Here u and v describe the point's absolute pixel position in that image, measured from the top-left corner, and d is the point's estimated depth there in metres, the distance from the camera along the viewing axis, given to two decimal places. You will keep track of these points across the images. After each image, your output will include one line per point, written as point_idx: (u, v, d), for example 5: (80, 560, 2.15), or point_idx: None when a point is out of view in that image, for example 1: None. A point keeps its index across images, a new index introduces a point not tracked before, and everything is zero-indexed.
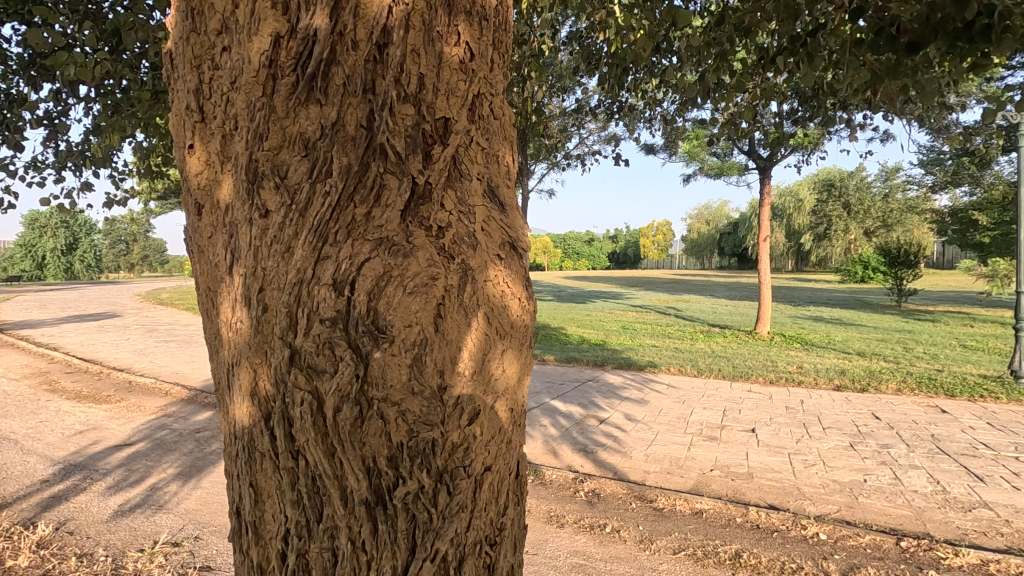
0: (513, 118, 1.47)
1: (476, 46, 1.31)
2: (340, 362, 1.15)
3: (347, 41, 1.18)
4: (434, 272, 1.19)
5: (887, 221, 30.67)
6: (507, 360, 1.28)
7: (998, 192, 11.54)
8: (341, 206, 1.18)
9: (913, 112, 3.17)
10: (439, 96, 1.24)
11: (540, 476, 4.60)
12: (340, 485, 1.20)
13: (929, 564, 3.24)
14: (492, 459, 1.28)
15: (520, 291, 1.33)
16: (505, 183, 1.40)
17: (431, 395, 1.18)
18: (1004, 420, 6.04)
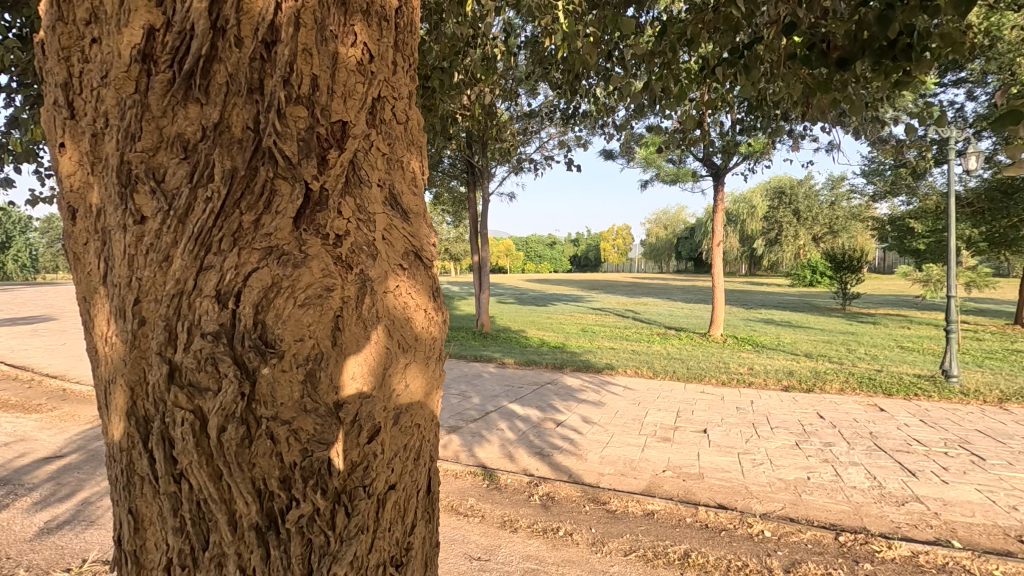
0: (421, 122, 1.46)
1: (376, 47, 1.29)
2: (224, 379, 1.11)
3: (229, 38, 1.12)
4: (329, 282, 1.17)
5: (833, 227, 32.11)
6: (410, 375, 1.28)
7: (931, 203, 12.50)
8: (226, 212, 1.13)
9: (849, 125, 3.34)
10: (335, 99, 1.21)
11: (496, 481, 4.58)
12: (227, 510, 1.16)
13: (864, 557, 3.37)
14: (396, 477, 1.28)
15: (425, 301, 1.33)
16: (408, 190, 1.38)
17: (325, 413, 1.16)
18: (936, 418, 6.38)
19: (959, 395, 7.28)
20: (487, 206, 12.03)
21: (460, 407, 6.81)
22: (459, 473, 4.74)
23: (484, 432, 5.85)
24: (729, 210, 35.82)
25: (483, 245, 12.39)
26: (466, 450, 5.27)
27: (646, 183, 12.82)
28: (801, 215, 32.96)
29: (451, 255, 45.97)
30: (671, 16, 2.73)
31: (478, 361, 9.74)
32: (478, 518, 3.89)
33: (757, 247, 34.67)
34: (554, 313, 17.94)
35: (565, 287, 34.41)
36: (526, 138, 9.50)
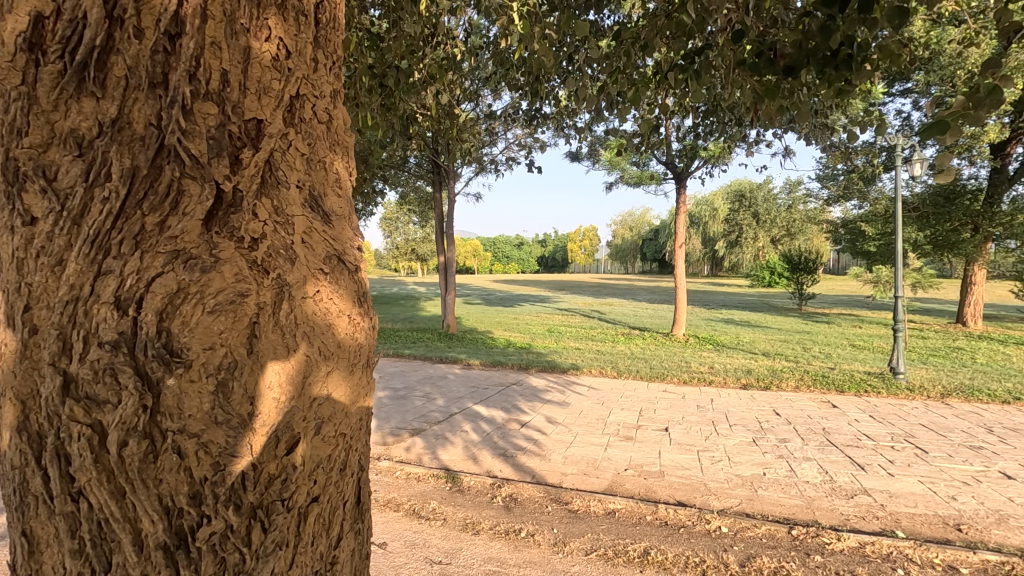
0: (345, 121, 1.45)
1: (293, 42, 1.26)
2: (124, 392, 1.08)
3: (128, 28, 1.08)
4: (242, 288, 1.16)
5: (790, 230, 33.20)
6: (332, 383, 1.28)
7: (881, 207, 13.07)
8: (126, 214, 1.10)
9: (801, 131, 3.44)
10: (247, 96, 1.19)
11: (458, 483, 4.55)
12: (133, 529, 1.12)
13: (815, 550, 3.48)
14: (319, 488, 1.28)
15: (348, 305, 1.33)
16: (331, 192, 1.37)
17: (237, 424, 1.15)
18: (884, 413, 6.65)
19: (906, 390, 7.63)
20: (453, 206, 11.98)
21: (424, 409, 6.74)
22: (422, 476, 4.68)
23: (447, 434, 5.81)
24: (692, 212, 36.67)
25: (449, 246, 12.32)
26: (429, 453, 5.22)
27: (611, 185, 12.99)
28: (760, 217, 34.02)
29: (418, 256, 45.57)
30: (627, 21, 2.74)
31: (444, 362, 9.67)
32: (440, 521, 3.86)
33: (718, 249, 35.58)
34: (520, 314, 17.96)
35: (532, 288, 34.54)
36: (492, 139, 9.50)
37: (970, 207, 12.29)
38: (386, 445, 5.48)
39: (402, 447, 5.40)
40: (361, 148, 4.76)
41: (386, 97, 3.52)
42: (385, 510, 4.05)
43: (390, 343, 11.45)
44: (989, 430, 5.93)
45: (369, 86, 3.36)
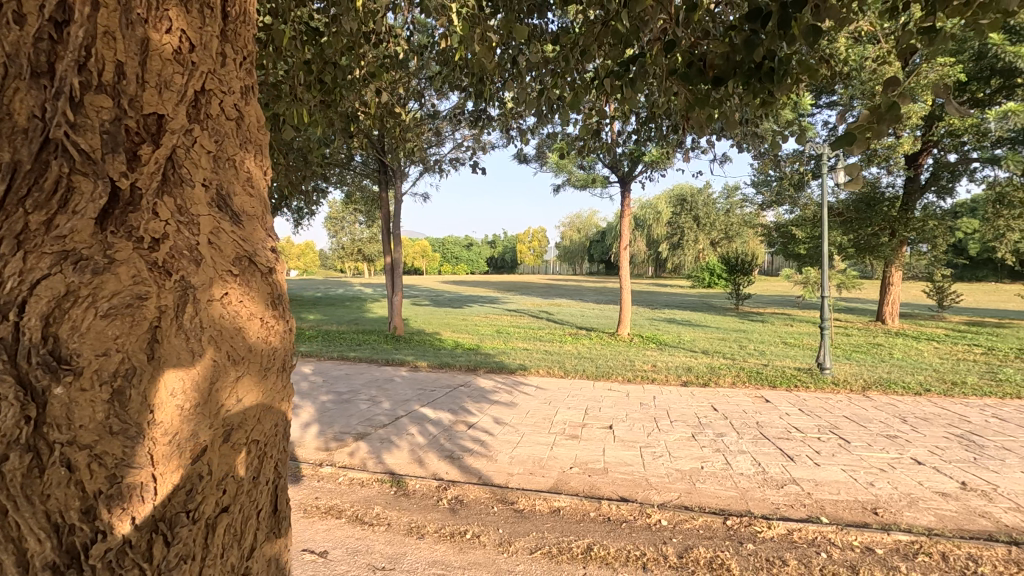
0: (254, 118, 1.52)
1: (197, 36, 1.33)
2: (5, 402, 1.09)
3: (6, 15, 1.14)
4: (141, 290, 1.19)
5: (728, 233, 34.73)
6: (241, 389, 1.33)
7: (810, 212, 13.88)
8: (9, 211, 1.13)
9: (736, 136, 3.60)
10: (146, 91, 1.25)
11: (404, 487, 4.48)
12: (18, 550, 1.12)
13: (747, 538, 3.65)
14: (228, 498, 1.32)
15: (260, 308, 1.39)
16: (241, 191, 1.43)
17: (135, 433, 1.18)
18: (811, 406, 7.06)
19: (831, 385, 8.13)
20: (400, 206, 11.80)
21: (369, 413, 6.61)
22: (366, 481, 4.59)
23: (393, 437, 5.72)
24: (636, 215, 37.67)
25: (396, 246, 12.13)
26: (373, 457, 5.12)
27: (558, 187, 13.17)
28: (700, 221, 35.35)
29: (365, 256, 44.62)
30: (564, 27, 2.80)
31: (390, 365, 9.50)
32: (384, 526, 3.79)
33: (661, 251, 36.70)
34: (469, 315, 17.89)
35: (481, 289, 34.51)
36: (440, 139, 9.42)
37: (888, 214, 13.24)
38: (329, 450, 5.32)
39: (346, 452, 5.27)
40: (302, 145, 4.61)
41: (327, 94, 3.43)
42: (326, 517, 3.93)
43: (334, 346, 11.13)
44: (903, 420, 6.41)
45: (308, 82, 3.25)
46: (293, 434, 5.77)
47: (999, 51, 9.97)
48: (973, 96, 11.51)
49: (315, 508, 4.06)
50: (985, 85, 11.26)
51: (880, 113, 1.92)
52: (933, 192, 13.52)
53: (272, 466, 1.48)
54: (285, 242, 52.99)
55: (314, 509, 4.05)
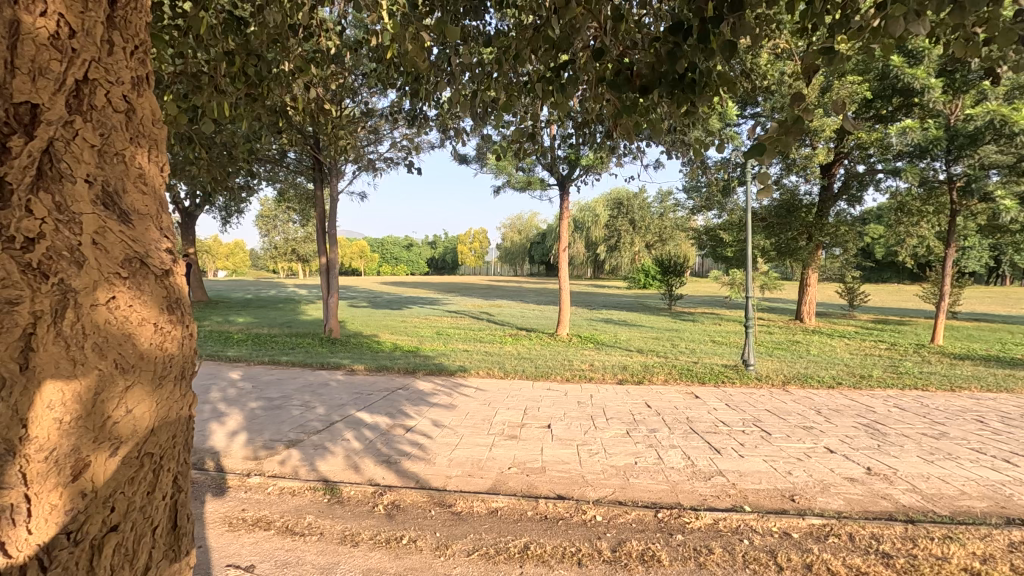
0: (148, 110, 1.43)
1: (78, 21, 1.24)
2: None
3: None
4: (11, 294, 1.13)
5: (662, 236, 36.11)
6: (131, 400, 1.28)
7: (736, 217, 14.66)
8: None
9: (667, 142, 3.77)
10: (18, 78, 1.16)
11: (338, 494, 4.35)
12: None
13: (677, 530, 3.79)
14: (118, 517, 1.27)
15: (154, 313, 1.34)
16: (133, 188, 1.35)
17: (7, 449, 1.13)
18: (737, 401, 7.45)
19: (755, 380, 8.61)
20: (336, 204, 11.47)
21: (302, 419, 6.37)
22: (297, 490, 4.41)
23: (327, 443, 5.54)
24: (575, 218, 38.50)
25: (332, 247, 11.76)
26: (306, 465, 4.94)
27: (498, 189, 13.24)
28: (636, 224, 36.54)
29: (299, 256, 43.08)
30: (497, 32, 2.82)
31: (325, 368, 9.21)
32: (316, 536, 3.66)
33: (599, 253, 37.64)
34: (408, 317, 17.62)
35: (421, 290, 34.14)
36: (377, 137, 9.23)
37: (805, 219, 14.19)
38: (257, 459, 5.08)
39: (276, 460, 5.05)
40: (228, 137, 4.39)
41: (253, 87, 3.30)
42: (253, 530, 3.75)
43: (265, 350, 10.66)
44: (818, 412, 6.88)
45: (232, 73, 3.11)
46: (218, 443, 5.47)
47: (899, 73, 10.96)
48: (877, 113, 12.56)
49: (241, 520, 3.86)
50: (887, 103, 12.32)
51: (788, 125, 2.08)
52: (845, 200, 14.59)
53: (170, 481, 1.43)
54: (213, 241, 50.22)
55: (240, 521, 3.85)
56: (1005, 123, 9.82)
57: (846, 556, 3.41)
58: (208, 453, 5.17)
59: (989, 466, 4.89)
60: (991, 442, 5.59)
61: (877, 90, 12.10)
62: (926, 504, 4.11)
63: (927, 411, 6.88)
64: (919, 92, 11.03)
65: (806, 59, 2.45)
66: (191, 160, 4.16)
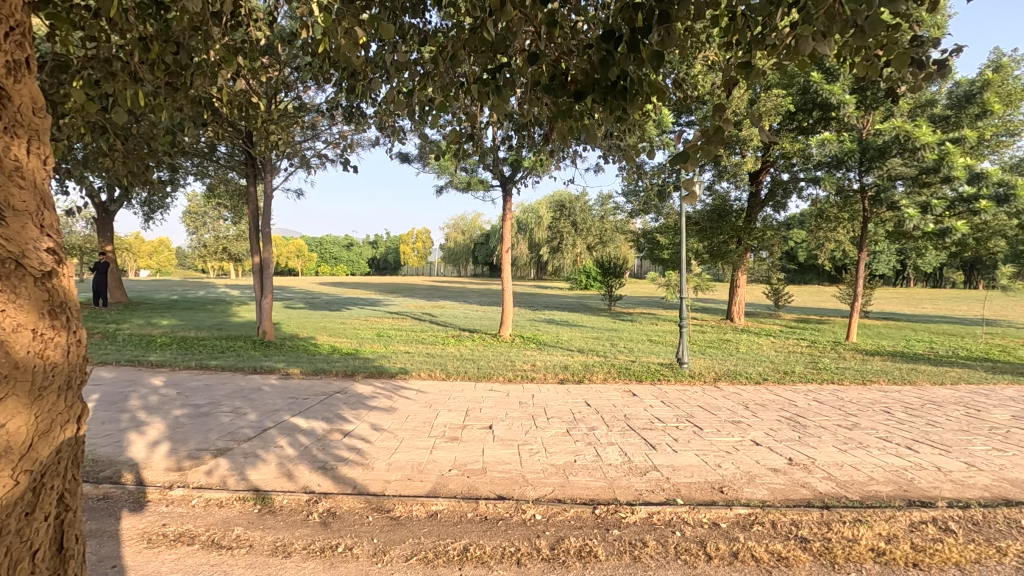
0: (26, 96, 1.38)
1: None
2: None
3: None
4: None
5: (603, 239, 37.01)
6: (4, 412, 1.23)
7: (671, 220, 15.21)
8: None
9: (604, 146, 3.88)
10: None
11: (269, 503, 4.17)
12: None
13: (613, 524, 3.89)
14: None
15: (32, 318, 1.32)
16: (9, 185, 1.31)
17: None
18: (671, 398, 7.73)
19: (688, 377, 8.98)
20: (269, 201, 11.01)
21: (232, 426, 6.07)
22: (225, 501, 4.19)
23: (258, 451, 5.30)
24: (519, 219, 38.80)
25: (265, 246, 11.28)
26: (235, 474, 4.71)
27: (440, 189, 13.14)
28: (578, 226, 37.25)
29: (232, 255, 41.04)
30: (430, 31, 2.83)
31: (258, 373, 8.81)
32: (245, 548, 3.50)
33: (542, 254, 38.09)
34: (348, 318, 17.16)
35: (362, 291, 33.42)
36: (315, 133, 8.96)
37: (735, 224, 14.89)
38: (181, 470, 4.79)
39: (202, 471, 4.78)
40: (147, 127, 4.11)
41: (174, 76, 3.14)
42: (175, 545, 3.53)
43: (192, 354, 10.08)
44: (745, 407, 7.25)
45: (149, 61, 2.94)
46: (137, 455, 5.11)
47: (818, 88, 11.74)
48: (799, 124, 13.39)
49: (162, 536, 3.63)
50: (808, 116, 13.05)
51: (709, 135, 2.21)
52: (771, 206, 15.26)
53: (53, 500, 1.39)
54: (133, 237, 46.86)
55: (161, 537, 3.62)
56: (908, 138, 10.80)
57: (769, 542, 3.61)
58: (125, 465, 4.82)
59: (894, 452, 5.32)
60: (895, 431, 6.08)
61: (799, 104, 12.87)
62: (840, 490, 4.42)
63: (842, 404, 7.40)
64: (835, 107, 11.84)
65: (727, 72, 2.60)
66: (103, 150, 3.87)
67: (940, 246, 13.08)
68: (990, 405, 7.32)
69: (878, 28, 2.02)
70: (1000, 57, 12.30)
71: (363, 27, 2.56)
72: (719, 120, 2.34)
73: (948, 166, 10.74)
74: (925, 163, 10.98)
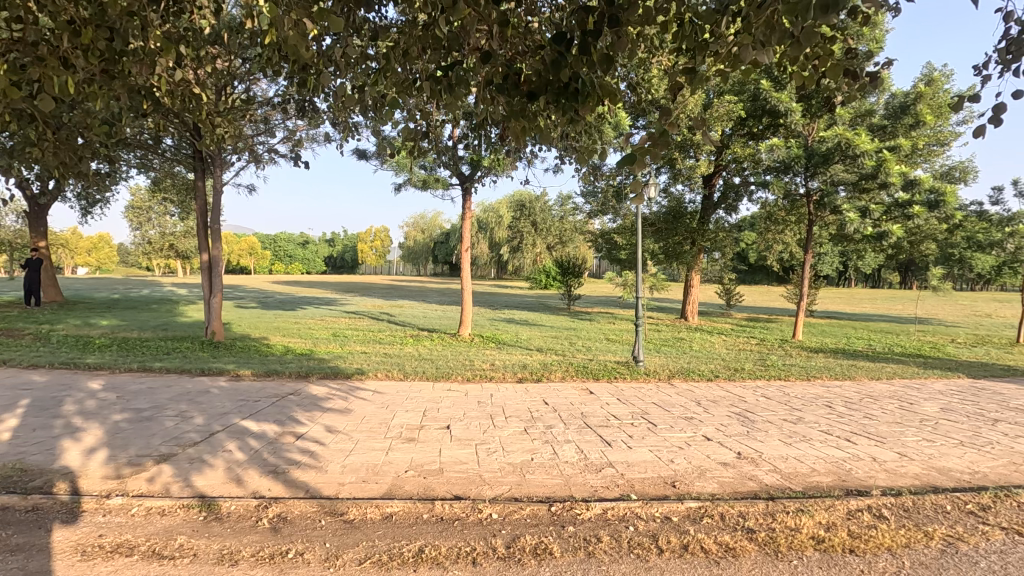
0: None
1: None
2: None
3: None
4: None
5: (562, 239, 37.47)
6: None
7: (628, 221, 15.51)
8: None
9: (558, 145, 3.93)
10: None
11: (216, 510, 4.02)
12: None
13: (568, 522, 3.93)
14: None
15: None
16: None
17: None
18: (627, 395, 7.89)
19: (644, 375, 9.17)
20: (219, 196, 10.61)
21: (177, 430, 5.82)
22: (168, 509, 4.02)
23: (205, 456, 5.10)
24: (479, 218, 38.89)
25: (214, 243, 10.88)
26: (180, 481, 4.51)
27: (398, 187, 12.98)
28: (538, 226, 37.52)
29: (179, 252, 39.36)
30: (381, 27, 2.80)
31: (206, 375, 8.48)
32: (189, 558, 3.36)
33: (502, 254, 38.15)
34: (303, 318, 16.72)
35: (318, 290, 32.67)
36: (268, 128, 8.71)
37: (689, 225, 15.33)
38: (120, 477, 4.56)
39: (143, 478, 4.56)
40: (81, 116, 3.87)
41: (109, 63, 3.01)
42: (113, 557, 3.35)
43: (134, 356, 9.61)
44: (698, 403, 7.47)
45: (81, 47, 2.82)
46: (71, 462, 4.84)
47: (767, 96, 12.22)
48: (750, 130, 13.87)
49: (97, 548, 3.44)
50: (758, 122, 13.57)
51: (656, 138, 2.29)
52: (723, 209, 15.85)
53: None
54: (70, 232, 44.22)
55: (97, 549, 3.43)
56: (849, 146, 11.32)
57: (717, 534, 3.73)
58: (58, 474, 4.55)
59: (834, 445, 5.59)
60: (836, 424, 6.39)
61: (750, 110, 13.33)
62: (785, 482, 4.61)
63: (788, 399, 7.71)
64: (783, 114, 12.33)
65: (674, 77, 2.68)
66: (31, 140, 3.65)
67: (878, 249, 13.80)
68: (921, 398, 7.78)
69: (811, 40, 2.13)
70: (932, 71, 13.10)
71: (312, 21, 2.51)
72: (667, 124, 2.42)
73: (885, 172, 11.37)
74: (864, 170, 11.57)
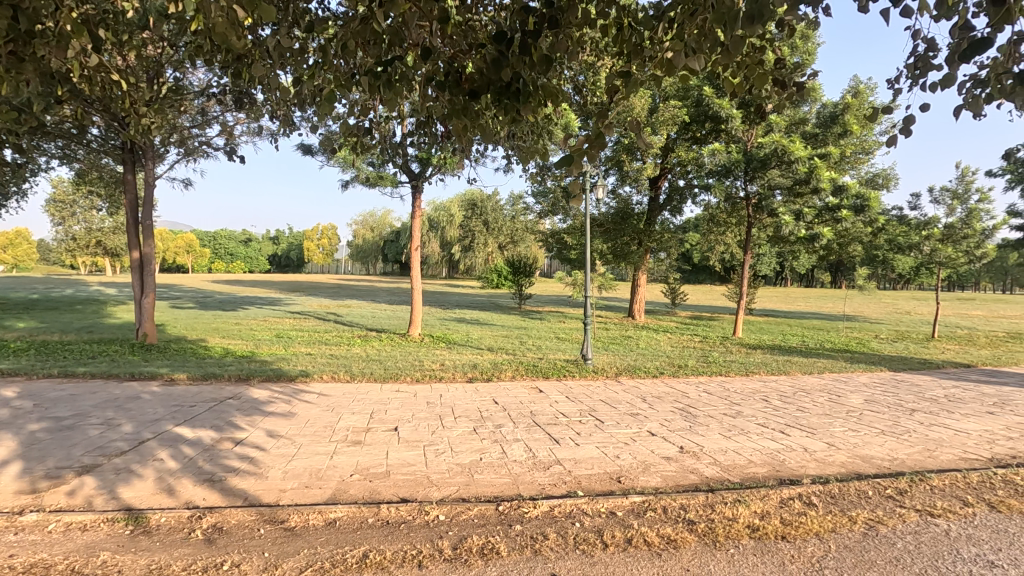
0: None
1: None
2: None
3: None
4: None
5: (514, 238, 37.63)
6: None
7: (578, 221, 15.75)
8: None
9: (504, 143, 3.93)
10: None
11: (144, 523, 3.79)
12: None
13: (516, 520, 3.94)
14: None
15: None
16: None
17: None
18: (576, 393, 8.00)
19: (592, 373, 9.33)
20: (151, 190, 10.04)
21: (103, 439, 5.46)
22: (90, 524, 3.76)
23: (133, 466, 4.80)
24: (430, 217, 38.51)
25: (146, 240, 10.28)
26: (104, 493, 4.23)
27: (345, 184, 12.68)
28: (489, 225, 37.49)
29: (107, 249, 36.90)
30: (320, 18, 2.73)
31: (136, 379, 7.99)
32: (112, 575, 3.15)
33: (454, 253, 37.88)
34: (244, 319, 16.04)
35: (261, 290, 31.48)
36: (205, 120, 8.29)
37: (636, 226, 15.72)
38: (36, 492, 4.23)
39: (63, 491, 4.24)
40: None
41: (17, 43, 2.80)
42: None
43: (55, 361, 8.94)
44: (643, 399, 7.66)
45: None
46: None
47: (709, 102, 12.69)
48: (693, 134, 14.24)
49: (6, 570, 3.17)
50: (701, 127, 13.92)
51: (593, 139, 2.32)
52: (668, 210, 16.34)
53: None
54: None
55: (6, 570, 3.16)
56: (785, 152, 11.91)
57: (659, 527, 3.83)
58: None
59: (770, 437, 5.86)
60: (771, 417, 6.70)
61: (693, 115, 13.70)
62: (724, 474, 4.79)
63: (728, 394, 8.03)
64: (724, 120, 12.83)
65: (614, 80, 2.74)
66: None
67: (811, 250, 14.56)
68: (848, 391, 8.27)
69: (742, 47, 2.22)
70: (858, 83, 13.94)
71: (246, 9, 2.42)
72: (606, 125, 2.46)
73: (816, 178, 12.05)
74: (798, 175, 12.19)
